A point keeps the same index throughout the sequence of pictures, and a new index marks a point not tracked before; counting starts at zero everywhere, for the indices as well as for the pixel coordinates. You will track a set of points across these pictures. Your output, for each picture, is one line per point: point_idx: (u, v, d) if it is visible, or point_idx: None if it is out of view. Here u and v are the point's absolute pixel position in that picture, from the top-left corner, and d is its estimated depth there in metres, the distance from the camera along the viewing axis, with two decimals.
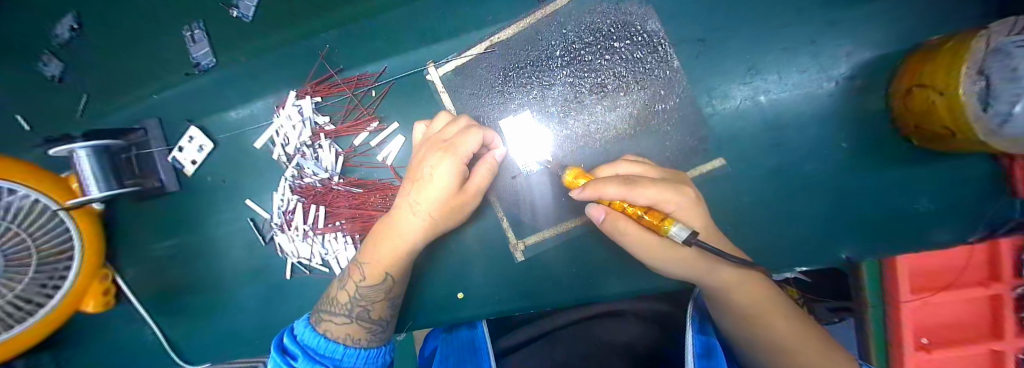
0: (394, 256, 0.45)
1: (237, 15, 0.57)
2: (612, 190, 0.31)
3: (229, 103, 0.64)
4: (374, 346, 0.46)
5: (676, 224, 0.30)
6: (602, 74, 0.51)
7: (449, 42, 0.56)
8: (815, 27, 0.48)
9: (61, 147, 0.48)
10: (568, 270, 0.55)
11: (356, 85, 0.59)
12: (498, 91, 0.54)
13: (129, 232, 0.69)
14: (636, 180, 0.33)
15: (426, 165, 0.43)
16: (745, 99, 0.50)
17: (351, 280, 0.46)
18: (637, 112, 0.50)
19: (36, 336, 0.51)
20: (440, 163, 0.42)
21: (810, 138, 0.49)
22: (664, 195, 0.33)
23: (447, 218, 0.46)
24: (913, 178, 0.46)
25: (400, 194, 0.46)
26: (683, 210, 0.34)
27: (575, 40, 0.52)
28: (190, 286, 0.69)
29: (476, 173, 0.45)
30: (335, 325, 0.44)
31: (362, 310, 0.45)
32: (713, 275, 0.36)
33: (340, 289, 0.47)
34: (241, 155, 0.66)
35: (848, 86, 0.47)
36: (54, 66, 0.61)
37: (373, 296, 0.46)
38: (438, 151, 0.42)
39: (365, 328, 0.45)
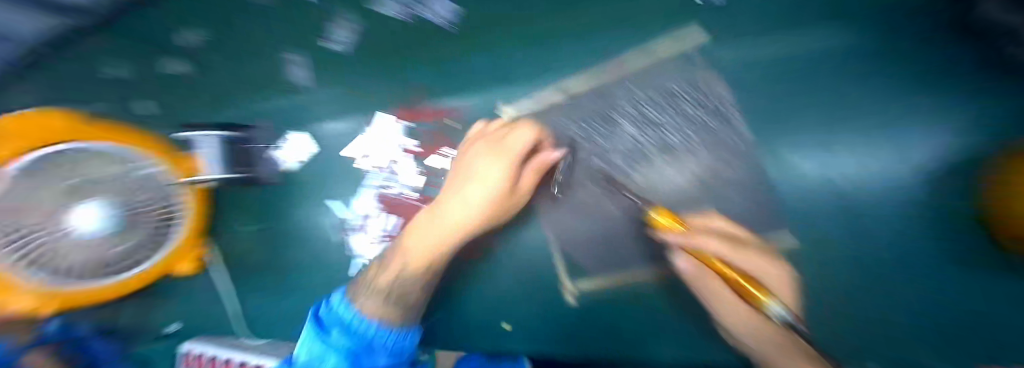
0: (445, 236, 0.55)
1: (332, 46, 0.67)
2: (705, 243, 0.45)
3: (325, 114, 0.74)
4: (406, 327, 0.53)
5: (774, 301, 0.34)
6: (671, 135, 0.57)
7: (523, 85, 0.62)
8: (884, 115, 0.53)
9: (202, 133, 0.61)
10: (621, 318, 0.57)
11: (438, 116, 0.69)
12: (566, 137, 0.60)
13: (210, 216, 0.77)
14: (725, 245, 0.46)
15: (475, 168, 0.57)
16: (809, 171, 0.55)
17: (388, 267, 0.55)
18: (702, 171, 0.56)
19: (135, 286, 0.65)
20: (495, 164, 0.55)
21: (874, 216, 0.54)
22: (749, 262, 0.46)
23: (494, 215, 0.57)
24: (967, 265, 0.50)
25: (454, 187, 0.58)
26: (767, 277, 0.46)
27: (647, 102, 0.57)
28: (262, 270, 0.77)
29: (524, 175, 0.57)
30: (370, 305, 0.51)
31: (401, 292, 0.53)
32: (759, 323, 0.45)
33: (381, 272, 0.55)
34: (331, 159, 0.76)
35: (907, 172, 0.53)
36: (171, 66, 0.71)
37: (411, 284, 0.54)
38: (489, 153, 0.57)
39: (398, 308, 0.53)
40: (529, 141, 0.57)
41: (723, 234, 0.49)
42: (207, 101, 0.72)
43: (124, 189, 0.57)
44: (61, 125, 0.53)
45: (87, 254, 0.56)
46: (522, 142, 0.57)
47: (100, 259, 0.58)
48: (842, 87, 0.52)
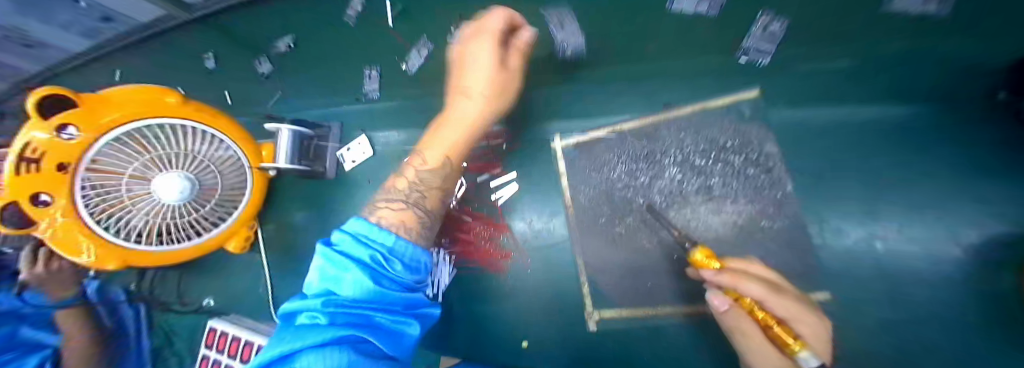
0: (456, 136, 0.51)
1: (406, 67, 0.79)
2: (753, 287, 0.36)
3: (388, 123, 0.83)
4: (423, 240, 0.45)
5: (805, 349, 0.33)
6: (712, 180, 0.57)
7: (577, 122, 0.68)
8: (941, 192, 0.50)
9: (276, 125, 0.70)
10: (639, 355, 0.58)
11: (492, 137, 0.72)
12: (608, 170, 0.64)
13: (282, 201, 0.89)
14: (779, 290, 0.38)
15: (473, 53, 0.51)
16: (859, 239, 0.52)
17: (410, 167, 0.52)
18: (742, 223, 0.55)
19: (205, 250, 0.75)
20: (484, 57, 0.50)
21: (934, 299, 0.48)
22: (800, 313, 0.37)
23: (498, 100, 0.53)
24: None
25: (455, 89, 0.53)
26: (811, 331, 0.36)
27: (691, 147, 0.60)
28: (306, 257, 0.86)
29: (512, 56, 0.54)
30: (388, 210, 0.45)
31: (419, 199, 0.48)
32: None
33: (399, 180, 0.51)
34: (386, 165, 0.82)
35: (978, 256, 0.47)
36: (264, 65, 0.95)
37: (432, 182, 0.50)
38: (489, 38, 0.50)
39: (417, 216, 0.47)
40: (502, 26, 0.52)
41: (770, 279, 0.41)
42: (314, 107, 0.91)
43: (202, 165, 0.68)
44: (171, 104, 0.64)
45: (157, 217, 0.67)
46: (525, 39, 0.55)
47: (163, 224, 0.68)
48: (889, 160, 0.53)
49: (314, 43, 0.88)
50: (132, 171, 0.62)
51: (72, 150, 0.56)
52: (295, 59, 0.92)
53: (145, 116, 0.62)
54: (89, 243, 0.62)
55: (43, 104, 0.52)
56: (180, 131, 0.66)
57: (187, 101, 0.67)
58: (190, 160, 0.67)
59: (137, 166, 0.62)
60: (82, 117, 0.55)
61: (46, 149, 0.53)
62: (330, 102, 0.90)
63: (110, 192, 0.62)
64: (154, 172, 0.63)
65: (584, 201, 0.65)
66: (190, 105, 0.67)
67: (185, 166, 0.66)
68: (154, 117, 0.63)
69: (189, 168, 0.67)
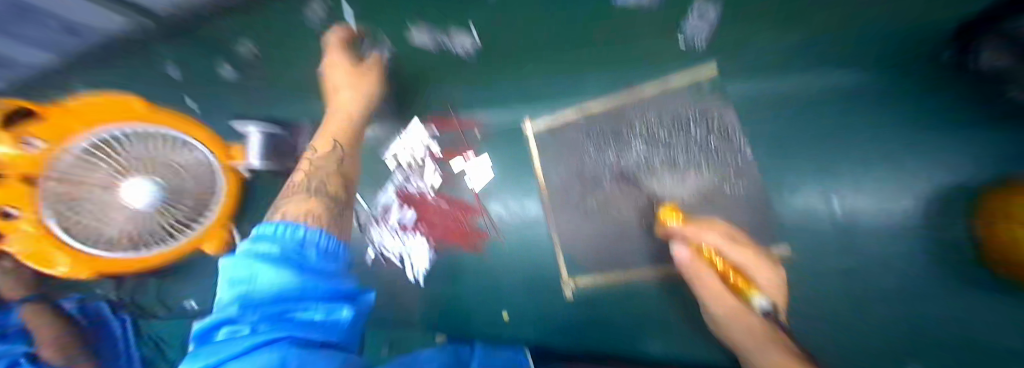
0: (337, 131, 0.64)
1: None
2: (717, 238, 0.48)
3: None
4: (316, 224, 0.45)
5: (759, 295, 0.46)
6: (675, 151, 0.59)
7: (548, 102, 0.67)
8: (892, 146, 0.52)
9: (247, 126, 0.74)
10: (623, 325, 0.58)
11: (464, 124, 0.72)
12: (579, 148, 0.65)
13: None
14: (744, 243, 0.48)
15: (331, 82, 0.68)
16: (818, 198, 0.54)
17: (302, 178, 0.57)
18: (707, 189, 0.57)
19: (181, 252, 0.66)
20: (352, 87, 0.66)
21: (879, 246, 0.51)
22: (763, 264, 0.47)
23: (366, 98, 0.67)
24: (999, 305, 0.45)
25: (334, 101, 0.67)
26: (773, 281, 0.47)
27: (655, 120, 0.61)
28: None
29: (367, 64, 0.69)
30: (294, 206, 0.49)
31: (318, 188, 0.55)
32: (767, 350, 0.43)
33: (296, 183, 0.57)
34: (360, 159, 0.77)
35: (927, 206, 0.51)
36: (224, 68, 0.91)
37: (327, 184, 0.57)
38: (342, 66, 0.68)
39: (315, 207, 0.49)
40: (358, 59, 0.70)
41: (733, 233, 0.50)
42: (278, 101, 0.87)
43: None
44: (127, 105, 0.65)
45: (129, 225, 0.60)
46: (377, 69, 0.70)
47: None
48: (852, 117, 0.54)
49: (281, 40, 0.87)
50: (98, 180, 0.58)
51: (36, 162, 0.53)
52: (259, 57, 0.89)
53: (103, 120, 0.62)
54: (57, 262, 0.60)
55: (11, 118, 0.54)
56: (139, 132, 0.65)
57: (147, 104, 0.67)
58: (157, 165, 0.62)
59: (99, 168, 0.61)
60: (47, 128, 0.55)
61: (10, 161, 0.52)
62: (290, 99, 0.87)
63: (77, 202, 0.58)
64: (124, 178, 0.59)
65: (557, 181, 0.66)
66: (161, 113, 0.65)
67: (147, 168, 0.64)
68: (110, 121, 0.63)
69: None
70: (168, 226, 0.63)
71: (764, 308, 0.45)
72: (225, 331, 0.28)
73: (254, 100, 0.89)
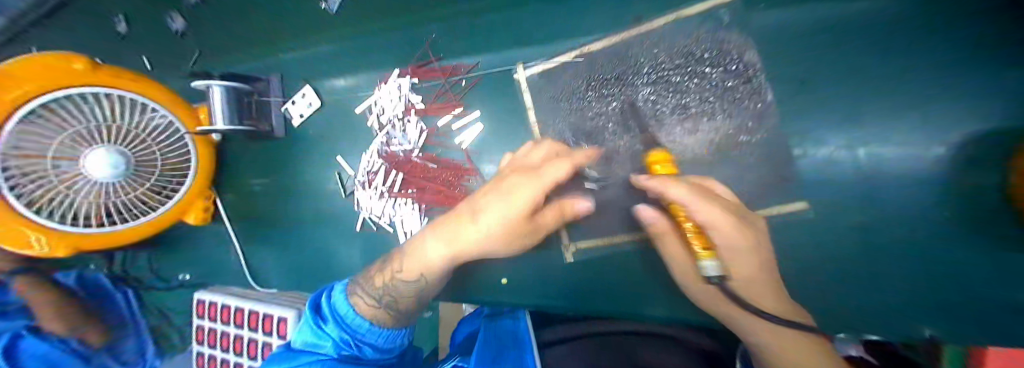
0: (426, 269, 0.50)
1: (325, 7, 0.71)
2: (678, 192, 0.39)
3: (337, 72, 0.74)
4: (396, 328, 0.53)
5: (711, 261, 0.37)
6: (687, 97, 0.52)
7: (541, 46, 0.60)
8: (936, 78, 0.41)
9: (204, 80, 0.66)
10: (619, 284, 0.58)
11: (449, 74, 0.65)
12: (578, 98, 0.58)
13: (246, 166, 0.89)
14: (708, 201, 0.39)
15: (494, 192, 0.45)
16: (837, 150, 0.47)
17: (390, 268, 0.53)
18: (718, 139, 0.51)
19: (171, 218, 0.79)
20: (496, 199, 0.44)
21: (908, 201, 0.44)
22: (721, 224, 0.39)
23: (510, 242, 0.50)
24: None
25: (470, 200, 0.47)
26: (741, 244, 0.41)
27: (666, 61, 0.53)
28: (281, 222, 0.86)
29: (547, 212, 0.50)
30: (366, 302, 0.52)
31: (390, 302, 0.51)
32: (742, 320, 0.42)
33: (377, 275, 0.54)
34: (342, 116, 0.76)
35: (958, 153, 0.40)
36: (178, 22, 0.85)
37: (407, 290, 0.51)
38: (524, 172, 0.45)
39: (387, 314, 0.52)
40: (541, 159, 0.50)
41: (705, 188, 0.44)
42: (255, 56, 0.82)
43: (132, 137, 0.68)
44: (79, 70, 0.63)
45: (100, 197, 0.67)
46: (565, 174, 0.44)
47: (111, 206, 0.70)
48: (878, 42, 0.44)
49: None
50: (57, 149, 0.61)
51: None
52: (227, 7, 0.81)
53: (59, 88, 0.61)
54: (36, 235, 0.64)
55: None
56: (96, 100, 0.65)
57: (96, 67, 0.66)
58: (126, 134, 0.67)
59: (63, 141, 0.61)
60: None
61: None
62: (264, 57, 0.81)
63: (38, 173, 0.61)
64: (84, 147, 0.63)
65: (554, 136, 0.59)
66: (101, 72, 0.66)
67: (112, 138, 0.65)
68: (68, 88, 0.62)
69: (117, 141, 0.66)
70: (148, 194, 0.73)
71: (712, 274, 0.37)
72: (311, 339, 0.50)
73: (232, 58, 0.84)
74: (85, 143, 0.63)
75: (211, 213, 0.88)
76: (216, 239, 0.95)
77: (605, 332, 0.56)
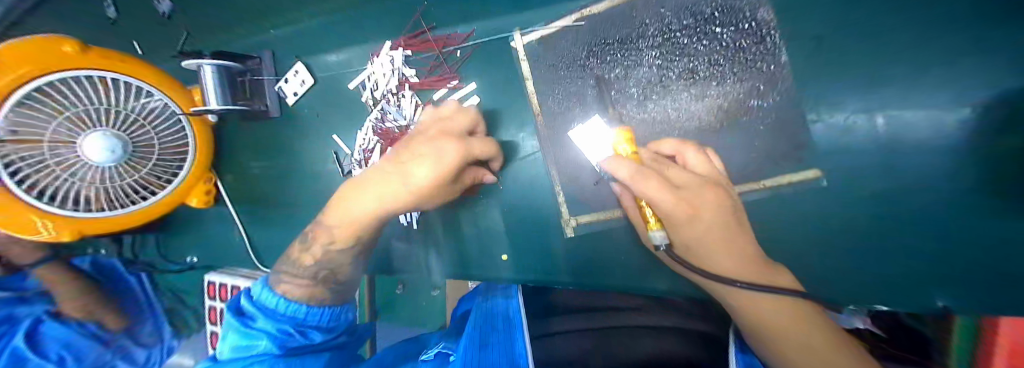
0: (354, 227, 0.52)
1: None
2: (624, 172, 0.39)
3: (329, 47, 0.72)
4: (335, 306, 0.56)
5: (659, 231, 0.41)
6: (695, 60, 0.48)
7: (540, 10, 0.57)
8: (967, 33, 0.37)
9: (193, 60, 0.63)
10: (618, 258, 0.57)
11: (443, 44, 0.63)
12: (579, 65, 0.55)
13: (245, 148, 0.89)
14: (646, 175, 0.38)
15: (416, 155, 0.45)
16: (855, 114, 0.44)
17: (319, 242, 0.56)
18: (727, 105, 0.48)
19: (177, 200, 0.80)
20: (427, 162, 0.44)
21: (931, 166, 0.41)
22: (660, 197, 0.37)
23: (428, 199, 0.49)
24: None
25: (389, 159, 0.49)
26: (684, 215, 0.38)
27: (672, 21, 0.49)
28: (281, 203, 0.86)
29: (466, 175, 0.53)
30: (290, 283, 0.55)
31: (327, 274, 0.56)
32: (735, 298, 0.40)
33: (305, 253, 0.57)
34: (336, 93, 0.74)
35: (988, 114, 0.37)
36: (164, 5, 0.80)
37: (342, 259, 0.57)
38: (451, 138, 0.46)
39: (321, 290, 0.55)
40: (467, 129, 0.51)
41: (660, 164, 0.43)
42: (250, 33, 0.80)
43: (127, 121, 0.68)
44: (71, 54, 0.60)
45: (98, 183, 0.67)
46: (489, 152, 0.51)
47: (113, 190, 0.70)
48: None
49: None
50: (53, 135, 0.60)
51: None
52: None
53: (52, 71, 0.59)
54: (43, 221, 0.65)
55: None
56: (90, 83, 0.63)
57: (87, 49, 0.62)
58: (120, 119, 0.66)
59: (60, 124, 0.60)
60: None
61: None
62: (257, 32, 0.79)
63: (34, 155, 0.60)
64: (81, 131, 0.62)
65: (553, 105, 0.57)
66: (92, 55, 0.63)
67: (108, 122, 0.65)
68: (61, 71, 0.59)
69: (113, 125, 0.65)
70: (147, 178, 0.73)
71: (660, 242, 0.41)
72: (243, 342, 0.48)
73: (226, 37, 0.83)
74: (83, 128, 0.62)
75: (213, 196, 0.88)
76: (220, 221, 0.95)
77: (606, 327, 0.56)
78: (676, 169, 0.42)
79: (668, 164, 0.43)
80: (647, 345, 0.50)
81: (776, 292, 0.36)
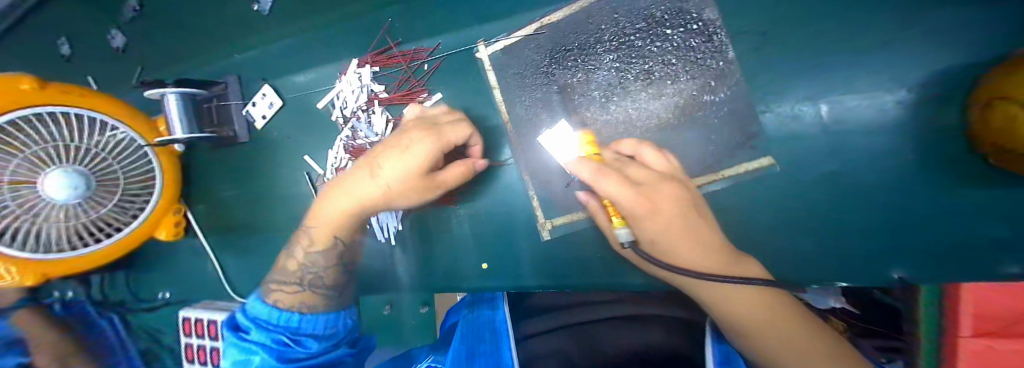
0: (339, 219, 0.53)
1: (257, 9, 0.68)
2: (585, 172, 0.40)
3: (298, 68, 0.73)
4: (331, 311, 0.54)
5: (622, 228, 0.41)
6: (650, 61, 0.50)
7: (501, 21, 0.58)
8: (890, 23, 0.41)
9: (156, 89, 0.63)
10: (594, 258, 0.58)
11: (410, 59, 0.64)
12: (543, 72, 0.56)
13: (215, 176, 0.87)
14: (607, 172, 0.40)
15: (385, 151, 0.49)
16: (801, 102, 0.46)
17: (302, 246, 0.57)
18: (683, 102, 0.50)
19: (143, 234, 0.77)
20: (392, 155, 0.47)
21: (872, 146, 0.44)
22: (621, 194, 0.39)
23: (404, 197, 0.50)
24: (990, 201, 0.39)
25: (368, 155, 0.51)
26: (641, 211, 0.39)
27: (626, 26, 0.52)
28: (255, 230, 0.84)
29: (447, 169, 0.50)
30: (282, 294, 0.53)
31: (314, 277, 0.55)
32: (702, 291, 0.41)
33: (291, 259, 0.57)
34: (306, 113, 0.74)
35: (913, 96, 0.41)
36: (118, 38, 0.82)
37: (324, 262, 0.55)
38: (423, 131, 0.48)
39: (316, 295, 0.54)
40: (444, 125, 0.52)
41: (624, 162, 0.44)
42: (216, 58, 0.79)
43: (90, 155, 0.65)
44: (29, 91, 0.58)
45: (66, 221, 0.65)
46: (463, 136, 0.50)
47: (78, 228, 0.67)
48: None
49: None
50: (12, 173, 0.57)
51: None
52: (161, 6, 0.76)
53: (13, 109, 0.57)
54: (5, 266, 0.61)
55: None
56: (51, 120, 0.61)
57: (44, 85, 0.61)
58: (85, 153, 0.64)
59: (19, 164, 0.57)
60: None
61: None
62: (223, 58, 0.79)
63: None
64: (43, 168, 0.59)
65: (521, 112, 0.58)
66: (52, 91, 0.62)
67: (72, 158, 0.62)
68: (21, 109, 0.58)
69: (77, 160, 0.63)
70: (113, 211, 0.70)
71: (626, 240, 0.41)
72: (240, 356, 0.47)
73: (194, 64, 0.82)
74: (45, 166, 0.59)
75: (182, 227, 0.85)
76: (193, 252, 0.92)
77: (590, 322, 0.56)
78: (636, 166, 0.43)
79: (627, 161, 0.44)
80: (629, 338, 0.50)
81: (748, 282, 0.37)
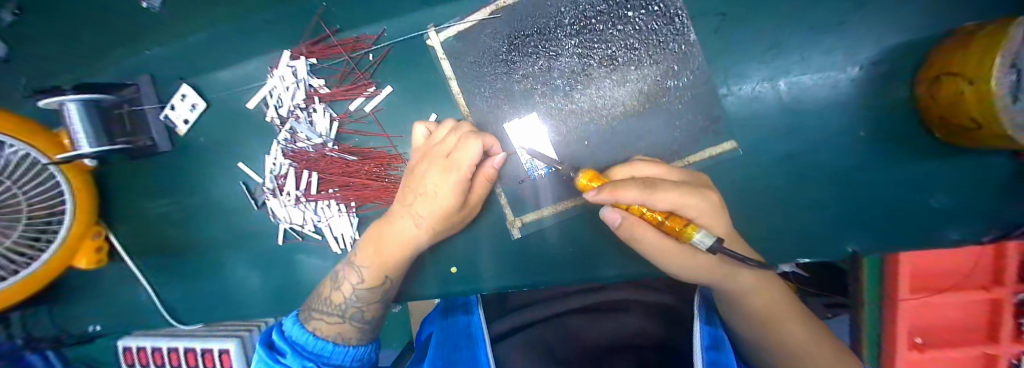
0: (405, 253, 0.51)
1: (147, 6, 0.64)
2: (632, 193, 0.32)
3: (222, 62, 0.64)
4: (362, 344, 0.52)
5: (700, 232, 0.33)
6: (613, 46, 0.48)
7: (451, 5, 0.53)
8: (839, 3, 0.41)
9: (51, 98, 0.52)
10: (564, 251, 0.56)
11: (352, 48, 0.57)
12: (502, 60, 0.52)
13: (138, 191, 0.76)
14: (654, 183, 0.33)
15: (422, 184, 0.48)
16: (763, 83, 0.45)
17: (347, 281, 0.52)
18: (648, 88, 0.47)
19: (54, 269, 0.66)
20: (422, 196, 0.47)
21: (827, 125, 0.44)
22: (682, 204, 0.34)
23: (442, 223, 0.50)
24: (919, 171, 0.42)
25: (411, 190, 0.49)
26: (706, 221, 0.36)
27: (586, 7, 0.48)
28: (193, 248, 0.75)
29: (476, 184, 0.49)
30: (332, 326, 0.51)
31: (356, 311, 0.52)
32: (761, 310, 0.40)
33: (334, 291, 0.52)
34: (237, 114, 0.65)
35: (859, 75, 0.42)
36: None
37: (369, 298, 0.52)
38: (441, 160, 0.46)
39: (354, 328, 0.52)
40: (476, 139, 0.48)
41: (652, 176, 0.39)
42: (121, 55, 0.68)
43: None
44: None
45: None
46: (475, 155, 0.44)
47: None
48: None
49: None
50: None
51: None
52: None
53: None
54: None
55: None
56: None
57: None
58: None
59: None
60: None
61: None
62: (129, 53, 0.68)
63: None
64: None
65: (482, 104, 0.54)
66: None
67: None
68: None
69: None
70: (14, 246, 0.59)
71: (708, 245, 0.32)
72: None
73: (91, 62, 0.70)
74: None
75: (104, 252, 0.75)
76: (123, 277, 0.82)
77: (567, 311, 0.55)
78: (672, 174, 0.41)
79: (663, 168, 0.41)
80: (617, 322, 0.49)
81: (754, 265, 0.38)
